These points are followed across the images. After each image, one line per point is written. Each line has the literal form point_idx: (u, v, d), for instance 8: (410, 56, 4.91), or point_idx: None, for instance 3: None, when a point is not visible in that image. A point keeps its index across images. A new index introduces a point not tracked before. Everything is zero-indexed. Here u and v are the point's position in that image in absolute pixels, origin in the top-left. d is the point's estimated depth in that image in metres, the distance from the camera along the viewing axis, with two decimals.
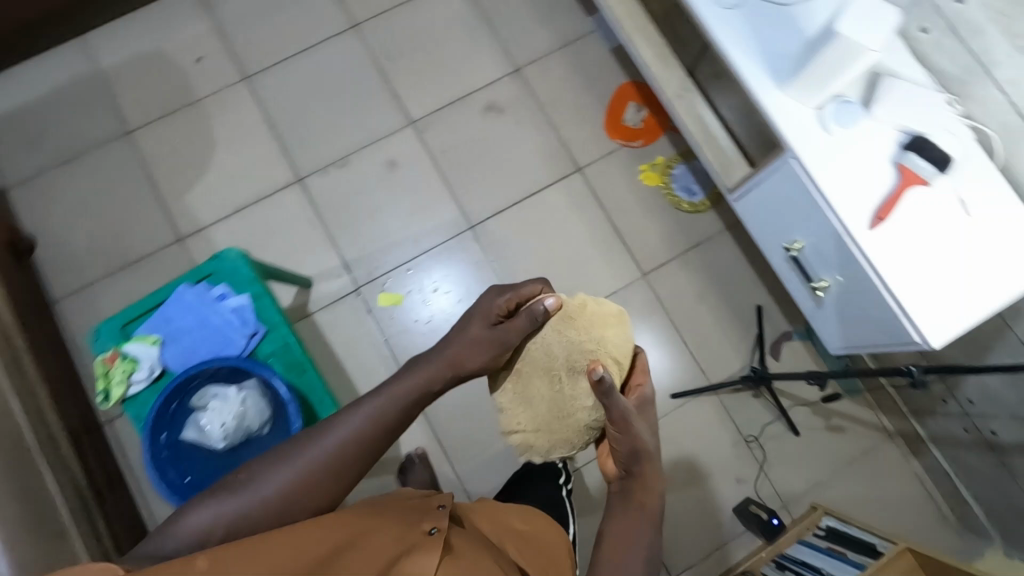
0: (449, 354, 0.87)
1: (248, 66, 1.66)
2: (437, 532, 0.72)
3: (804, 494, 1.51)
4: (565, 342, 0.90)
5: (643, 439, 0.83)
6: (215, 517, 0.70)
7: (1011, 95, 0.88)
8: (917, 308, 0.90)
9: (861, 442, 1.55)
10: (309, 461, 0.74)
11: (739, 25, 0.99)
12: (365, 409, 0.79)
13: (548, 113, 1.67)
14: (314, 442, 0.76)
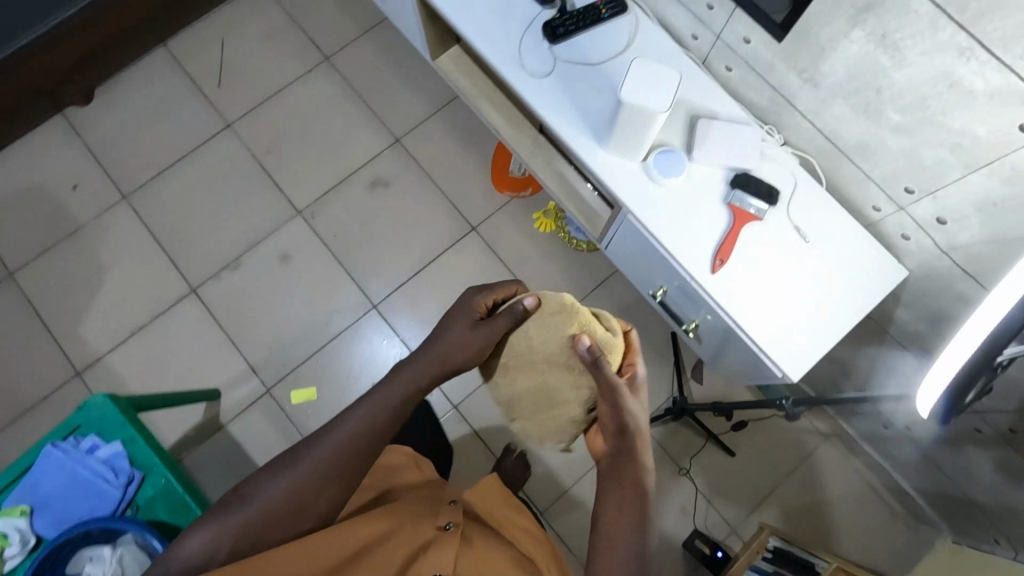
0: (438, 351, 0.72)
1: (126, 185, 1.65)
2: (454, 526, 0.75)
3: (750, 516, 1.49)
4: (550, 342, 0.74)
5: (634, 416, 0.72)
6: (231, 527, 0.61)
7: (815, 122, 0.89)
8: (772, 345, 0.90)
9: (798, 451, 1.53)
10: (319, 460, 0.65)
11: (555, 91, 0.98)
12: (372, 397, 0.69)
13: (433, 179, 1.67)
14: (307, 449, 0.66)
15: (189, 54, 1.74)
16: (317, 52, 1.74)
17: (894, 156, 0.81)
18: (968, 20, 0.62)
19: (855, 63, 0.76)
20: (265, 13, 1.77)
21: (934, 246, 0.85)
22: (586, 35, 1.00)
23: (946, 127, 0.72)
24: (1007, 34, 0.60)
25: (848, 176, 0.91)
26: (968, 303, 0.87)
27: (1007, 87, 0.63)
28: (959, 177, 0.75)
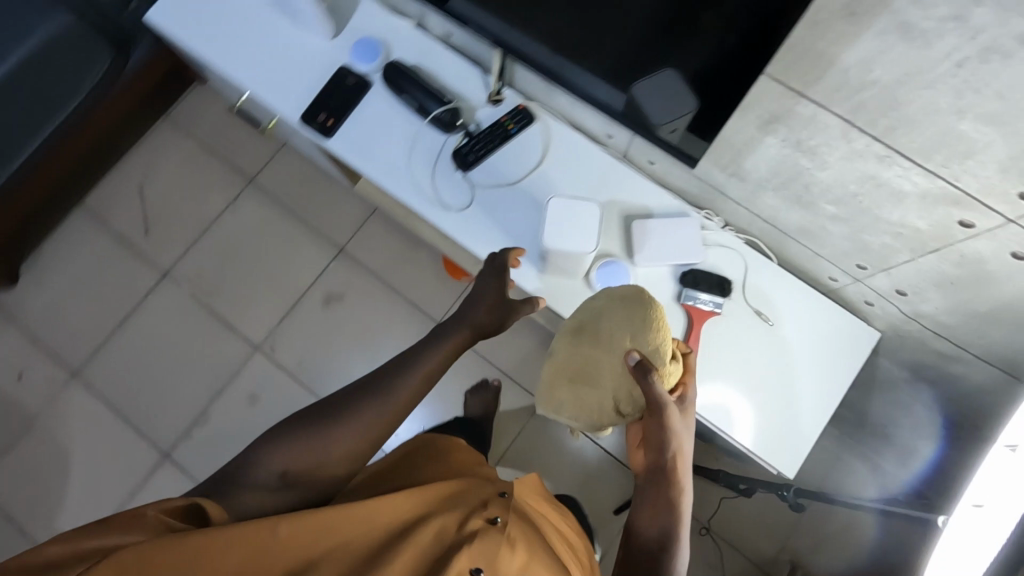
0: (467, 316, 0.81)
1: (72, 361, 1.57)
2: (502, 523, 0.65)
3: (780, 554, 1.35)
4: (626, 325, 0.67)
5: (674, 440, 0.67)
6: (293, 451, 0.68)
7: (750, 208, 0.84)
8: (759, 444, 0.86)
9: None
10: (384, 401, 0.73)
11: (480, 220, 0.93)
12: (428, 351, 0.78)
13: (386, 280, 1.62)
14: (371, 393, 0.73)
15: (109, 208, 1.67)
16: (240, 177, 1.69)
17: (838, 239, 0.77)
18: (880, 133, 0.58)
19: (776, 163, 0.72)
20: (178, 148, 1.71)
21: (899, 312, 0.81)
22: (498, 153, 0.95)
23: (884, 218, 0.67)
24: (924, 146, 0.56)
25: (796, 252, 0.87)
26: (945, 358, 0.83)
27: (937, 189, 0.59)
28: (910, 258, 0.71)
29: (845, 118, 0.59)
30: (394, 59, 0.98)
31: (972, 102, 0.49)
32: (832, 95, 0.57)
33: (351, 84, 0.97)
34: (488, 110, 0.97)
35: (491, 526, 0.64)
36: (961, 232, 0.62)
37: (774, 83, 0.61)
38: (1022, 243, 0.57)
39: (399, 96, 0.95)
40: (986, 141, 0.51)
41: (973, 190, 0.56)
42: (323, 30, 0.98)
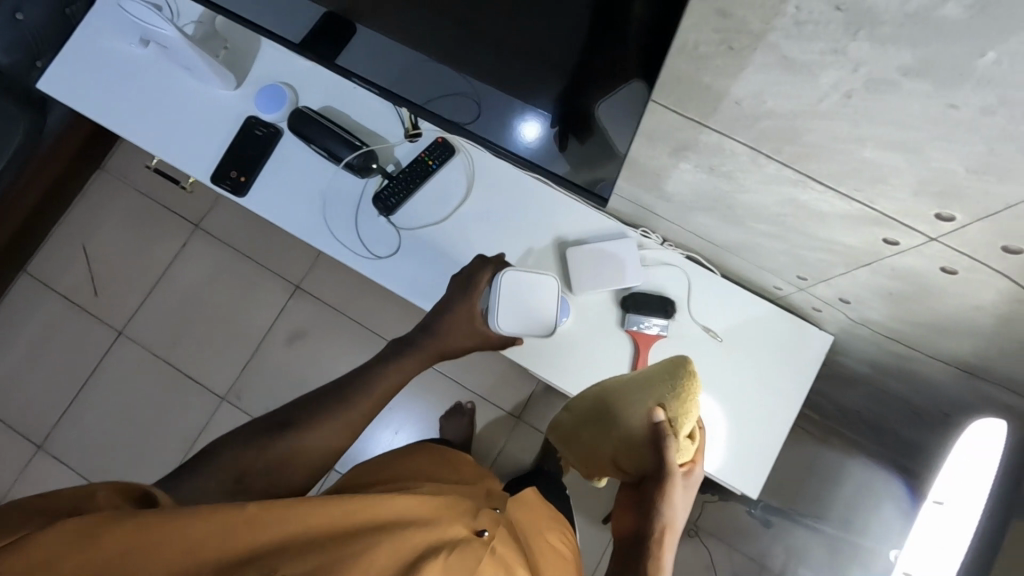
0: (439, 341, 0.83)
1: (37, 434, 1.53)
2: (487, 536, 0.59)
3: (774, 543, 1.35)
4: (662, 386, 0.65)
5: (662, 518, 0.62)
6: (261, 443, 0.70)
7: (683, 225, 0.81)
8: (721, 468, 0.83)
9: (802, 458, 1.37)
10: (359, 401, 0.77)
11: (410, 265, 0.89)
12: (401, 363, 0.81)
13: (347, 313, 1.57)
14: (342, 400, 0.76)
15: (55, 272, 1.62)
16: (186, 224, 1.64)
17: (773, 253, 0.73)
18: (788, 159, 0.54)
19: (696, 186, 0.68)
20: (118, 202, 1.66)
21: (847, 318, 0.78)
22: (422, 192, 0.91)
23: (812, 236, 0.64)
24: (833, 172, 0.52)
25: (738, 263, 0.83)
26: (901, 356, 0.80)
27: (856, 210, 0.55)
28: (845, 271, 0.67)
29: (751, 145, 0.55)
30: (302, 105, 0.93)
31: (870, 131, 0.45)
32: (732, 125, 0.53)
33: (260, 135, 0.92)
34: (406, 147, 0.92)
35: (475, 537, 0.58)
36: (888, 249, 0.58)
37: (672, 115, 0.57)
38: (950, 258, 0.54)
39: (310, 146, 0.90)
40: (892, 167, 0.47)
41: (891, 211, 0.52)
42: (222, 81, 0.93)
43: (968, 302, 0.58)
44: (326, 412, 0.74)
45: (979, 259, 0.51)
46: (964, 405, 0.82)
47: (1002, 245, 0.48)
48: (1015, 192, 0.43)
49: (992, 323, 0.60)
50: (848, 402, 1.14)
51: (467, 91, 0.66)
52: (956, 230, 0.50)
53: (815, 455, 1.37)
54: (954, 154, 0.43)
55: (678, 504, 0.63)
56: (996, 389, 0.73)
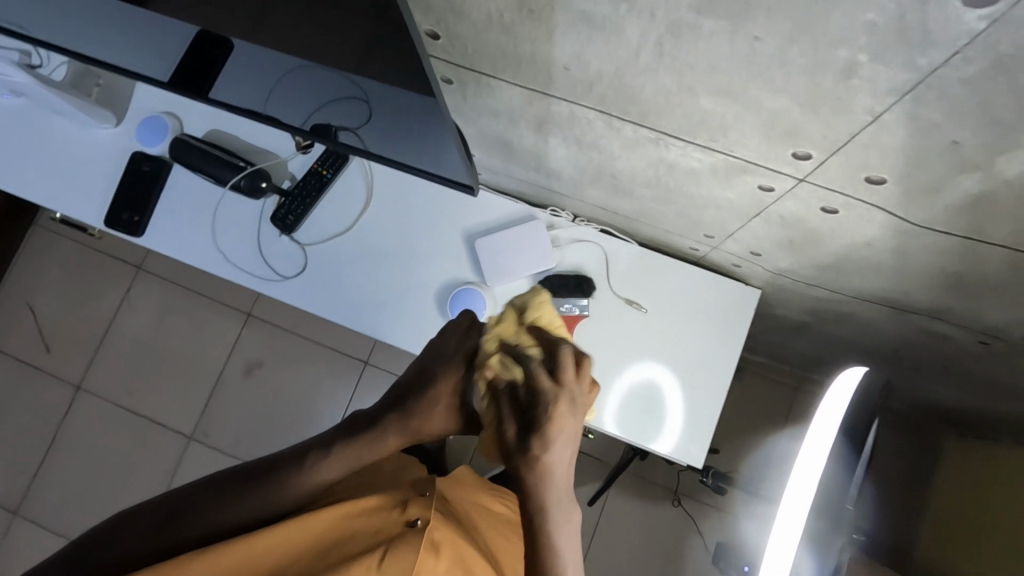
0: (414, 412, 0.68)
1: (11, 501, 1.51)
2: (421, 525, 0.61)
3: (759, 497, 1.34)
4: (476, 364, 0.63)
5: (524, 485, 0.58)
6: (185, 524, 0.65)
7: (585, 200, 0.78)
8: (668, 443, 0.80)
9: (774, 409, 1.35)
10: (299, 484, 0.67)
11: (320, 281, 0.86)
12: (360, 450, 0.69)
13: (302, 333, 1.54)
14: (278, 470, 0.68)
15: (5, 337, 1.60)
16: (127, 268, 1.61)
17: (673, 217, 0.71)
18: (637, 120, 0.50)
19: (575, 160, 0.65)
20: (56, 256, 1.63)
21: (766, 270, 0.76)
22: (321, 205, 0.87)
23: (696, 195, 0.61)
24: (683, 126, 0.49)
25: (650, 231, 0.81)
26: (829, 299, 0.78)
27: (721, 161, 0.52)
28: (742, 225, 0.64)
29: (601, 109, 0.52)
30: (187, 132, 0.90)
31: (695, 79, 0.42)
32: (574, 92, 0.50)
33: (146, 170, 0.88)
34: (299, 160, 0.89)
35: (410, 529, 0.61)
36: (767, 197, 0.55)
37: (519, 90, 0.55)
38: (825, 198, 0.51)
39: (196, 173, 0.87)
40: (732, 113, 0.44)
41: (752, 158, 0.49)
42: (101, 120, 0.90)
43: (859, 239, 0.56)
44: (282, 479, 0.67)
45: (851, 194, 0.48)
46: (899, 339, 0.80)
47: (863, 177, 0.45)
48: (853, 120, 0.40)
49: (889, 256, 0.57)
50: (805, 351, 1.12)
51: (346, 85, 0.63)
52: (817, 168, 0.47)
53: (788, 404, 1.35)
54: (780, 91, 0.40)
55: (535, 476, 0.57)
56: (923, 319, 0.70)
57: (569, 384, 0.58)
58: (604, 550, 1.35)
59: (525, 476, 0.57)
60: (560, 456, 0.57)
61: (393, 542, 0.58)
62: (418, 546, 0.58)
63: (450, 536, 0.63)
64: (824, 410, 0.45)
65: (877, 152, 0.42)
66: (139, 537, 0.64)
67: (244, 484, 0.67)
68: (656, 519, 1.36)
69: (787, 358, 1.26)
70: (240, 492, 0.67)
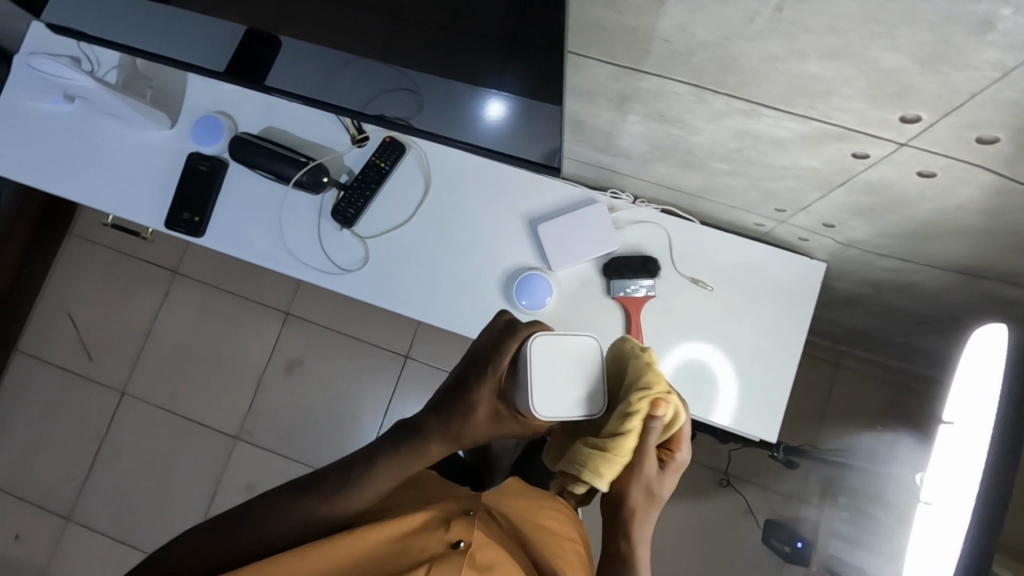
0: (455, 421, 0.64)
1: (63, 506, 1.53)
2: (465, 546, 0.58)
3: (807, 473, 1.35)
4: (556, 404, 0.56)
5: (621, 480, 0.63)
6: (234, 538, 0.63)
7: (648, 178, 0.79)
8: (737, 420, 0.81)
9: (820, 387, 1.35)
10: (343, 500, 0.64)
11: (383, 273, 0.86)
12: (406, 457, 0.66)
13: (342, 330, 1.55)
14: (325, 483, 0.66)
15: (48, 344, 1.61)
16: (164, 271, 1.62)
17: (743, 190, 0.71)
18: (733, 90, 0.51)
19: (649, 136, 0.66)
20: (92, 263, 1.64)
21: (834, 242, 0.76)
22: (379, 198, 0.88)
23: (776, 166, 0.61)
24: (782, 94, 0.49)
25: (712, 207, 0.81)
26: (897, 269, 0.78)
27: (815, 129, 0.52)
28: (820, 195, 0.64)
29: (695, 83, 0.52)
30: (241, 130, 0.91)
31: (807, 43, 0.42)
32: (668, 64, 0.51)
33: (204, 170, 0.89)
34: (355, 153, 0.89)
35: (451, 550, 0.58)
36: (858, 164, 0.55)
37: (607, 66, 0.55)
38: (922, 162, 0.51)
39: (255, 170, 0.88)
40: (841, 77, 0.44)
41: (851, 124, 0.49)
42: (156, 121, 0.90)
43: (950, 203, 0.56)
44: (329, 492, 0.65)
45: (955, 156, 0.48)
46: (967, 309, 0.80)
47: (973, 137, 0.45)
48: (975, 77, 0.40)
49: (980, 219, 0.57)
50: (856, 325, 1.12)
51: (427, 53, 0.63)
52: (923, 130, 0.47)
53: (833, 381, 1.35)
54: (900, 50, 0.40)
55: (637, 477, 0.62)
56: (1000, 285, 0.70)
57: (650, 439, 0.59)
58: (655, 532, 1.35)
59: (619, 475, 0.62)
60: (654, 469, 0.62)
61: (434, 562, 0.56)
62: (463, 568, 0.55)
63: (497, 556, 0.59)
64: (971, 364, 0.48)
65: (994, 110, 0.42)
66: (189, 545, 0.63)
67: (297, 494, 0.65)
68: (706, 500, 1.37)
69: (834, 335, 1.26)
70: (287, 504, 0.64)
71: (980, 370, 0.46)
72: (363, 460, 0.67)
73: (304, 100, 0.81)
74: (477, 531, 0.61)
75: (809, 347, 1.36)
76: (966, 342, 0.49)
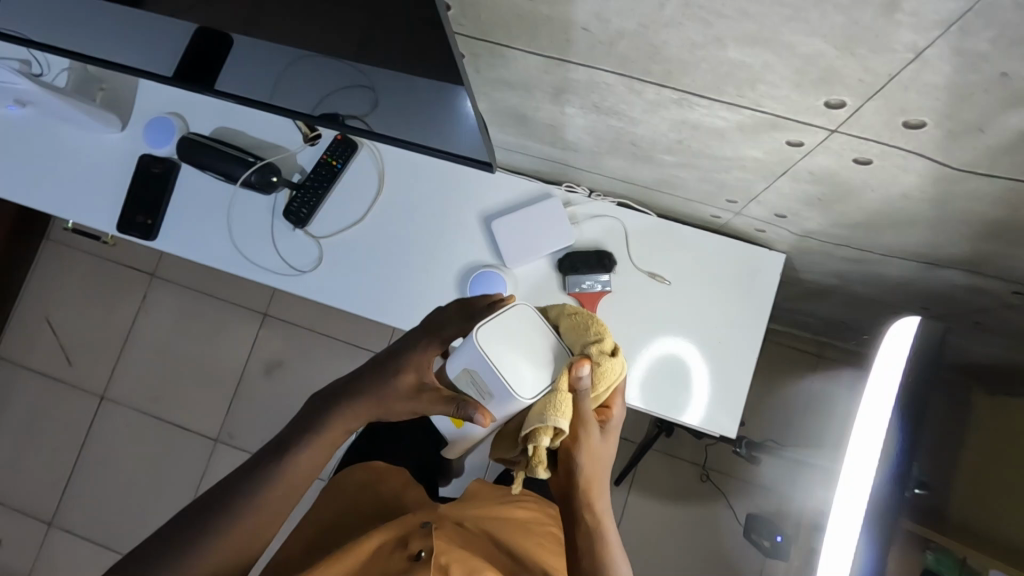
0: (375, 398, 0.58)
1: (45, 512, 1.53)
2: (426, 556, 0.59)
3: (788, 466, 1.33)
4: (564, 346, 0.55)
5: (577, 468, 0.60)
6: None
7: (601, 171, 0.78)
8: (697, 416, 0.79)
9: (800, 379, 1.33)
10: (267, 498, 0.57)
11: (337, 274, 0.85)
12: (323, 436, 0.59)
13: (320, 330, 1.54)
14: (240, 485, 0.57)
15: (28, 350, 1.61)
16: (142, 275, 1.61)
17: (693, 182, 0.69)
18: (661, 79, 0.49)
19: (594, 129, 0.64)
20: (70, 268, 1.63)
21: (792, 233, 0.74)
22: (332, 197, 0.87)
23: (719, 157, 0.59)
24: (708, 82, 0.47)
25: (668, 199, 0.80)
26: (857, 258, 0.76)
27: (748, 118, 0.50)
28: (768, 185, 0.63)
29: (621, 72, 0.50)
30: (194, 131, 0.89)
31: (722, 28, 0.40)
32: (593, 54, 0.49)
33: (157, 172, 0.88)
34: (308, 152, 0.88)
35: (415, 563, 0.59)
36: (796, 152, 0.53)
37: (534, 57, 0.53)
38: (857, 149, 0.49)
39: (206, 172, 0.86)
40: (761, 63, 0.42)
41: (781, 112, 0.48)
42: (107, 124, 0.89)
43: (892, 191, 0.54)
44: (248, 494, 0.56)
45: (888, 142, 0.47)
46: (932, 297, 0.78)
47: (901, 122, 0.44)
48: (893, 60, 0.38)
49: (924, 207, 0.55)
50: (830, 316, 1.10)
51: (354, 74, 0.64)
52: (852, 117, 0.45)
53: (814, 373, 1.33)
54: (814, 34, 0.38)
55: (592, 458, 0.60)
56: (960, 273, 0.68)
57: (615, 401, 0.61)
58: (635, 528, 1.34)
59: (574, 462, 0.59)
60: (605, 445, 0.61)
61: None
62: None
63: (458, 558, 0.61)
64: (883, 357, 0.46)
65: (918, 94, 0.40)
66: None
67: (196, 522, 0.55)
68: (685, 495, 1.35)
69: (811, 326, 1.24)
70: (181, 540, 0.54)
71: (891, 363, 0.45)
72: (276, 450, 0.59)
73: (252, 103, 0.81)
74: (435, 540, 0.63)
75: (789, 339, 1.34)
76: (883, 333, 0.47)
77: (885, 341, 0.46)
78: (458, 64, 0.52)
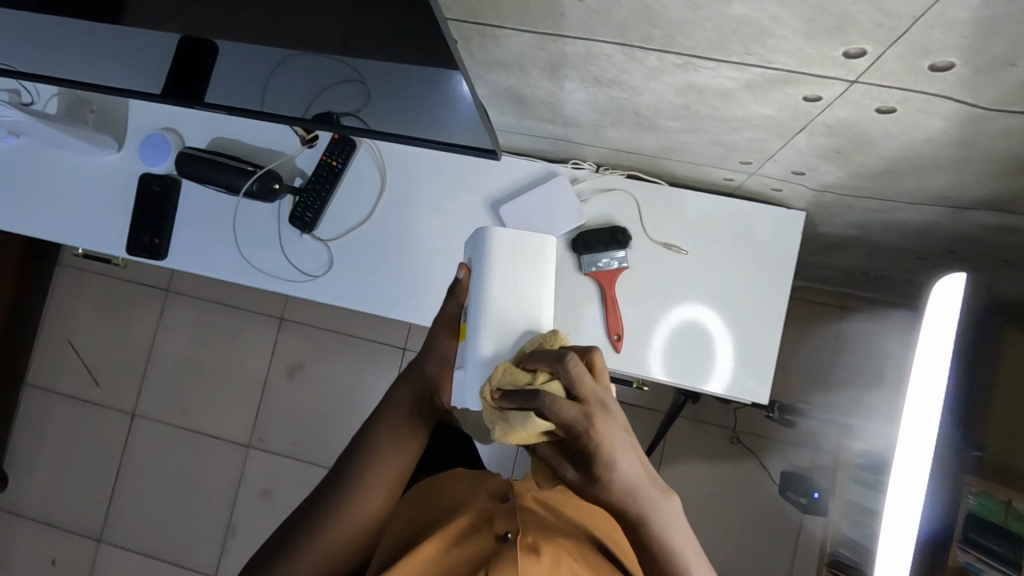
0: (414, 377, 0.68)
1: (92, 529, 1.57)
2: (513, 536, 0.58)
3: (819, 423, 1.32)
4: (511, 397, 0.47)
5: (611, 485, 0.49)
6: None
7: (607, 144, 0.75)
8: (728, 386, 0.77)
9: (826, 334, 1.31)
10: (357, 497, 0.63)
11: (348, 276, 0.84)
12: (396, 430, 0.66)
13: (336, 329, 1.55)
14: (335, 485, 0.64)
15: (56, 376, 1.64)
16: (156, 292, 1.62)
17: (703, 147, 0.67)
18: (662, 45, 0.47)
19: (594, 103, 0.62)
20: (87, 293, 1.65)
21: (810, 188, 0.72)
22: (336, 199, 0.86)
23: (730, 119, 0.57)
24: (714, 43, 0.45)
25: (678, 166, 0.77)
26: (882, 209, 0.73)
27: (758, 76, 0.48)
28: (783, 144, 0.60)
29: (620, 41, 0.48)
30: (189, 145, 0.88)
31: None
32: (589, 26, 0.47)
33: (157, 190, 0.87)
34: (306, 154, 0.87)
35: (502, 544, 0.57)
36: (813, 107, 0.51)
37: (528, 35, 0.51)
38: (878, 98, 0.47)
39: (206, 184, 0.85)
40: (770, 18, 0.40)
41: (793, 66, 0.45)
42: (102, 146, 0.88)
43: (917, 137, 0.51)
44: (341, 494, 0.63)
45: (911, 87, 0.44)
46: (963, 240, 0.75)
47: (925, 65, 0.41)
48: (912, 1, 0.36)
49: (952, 150, 0.52)
50: (854, 267, 1.07)
51: (346, 69, 0.62)
52: (873, 64, 0.43)
53: (840, 327, 1.30)
54: None
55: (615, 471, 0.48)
56: (995, 215, 0.65)
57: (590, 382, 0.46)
58: None
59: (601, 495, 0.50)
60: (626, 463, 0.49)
61: (490, 563, 0.54)
62: (515, 557, 0.54)
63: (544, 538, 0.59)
64: (936, 308, 0.44)
65: (943, 33, 0.38)
66: None
67: (292, 531, 0.64)
68: (718, 459, 1.34)
69: (835, 280, 1.20)
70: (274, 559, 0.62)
71: (941, 318, 0.43)
72: (361, 448, 0.66)
73: (243, 111, 0.79)
74: (521, 518, 0.61)
75: (812, 294, 1.31)
76: (930, 291, 0.46)
77: (932, 303, 0.45)
78: (450, 51, 0.50)
